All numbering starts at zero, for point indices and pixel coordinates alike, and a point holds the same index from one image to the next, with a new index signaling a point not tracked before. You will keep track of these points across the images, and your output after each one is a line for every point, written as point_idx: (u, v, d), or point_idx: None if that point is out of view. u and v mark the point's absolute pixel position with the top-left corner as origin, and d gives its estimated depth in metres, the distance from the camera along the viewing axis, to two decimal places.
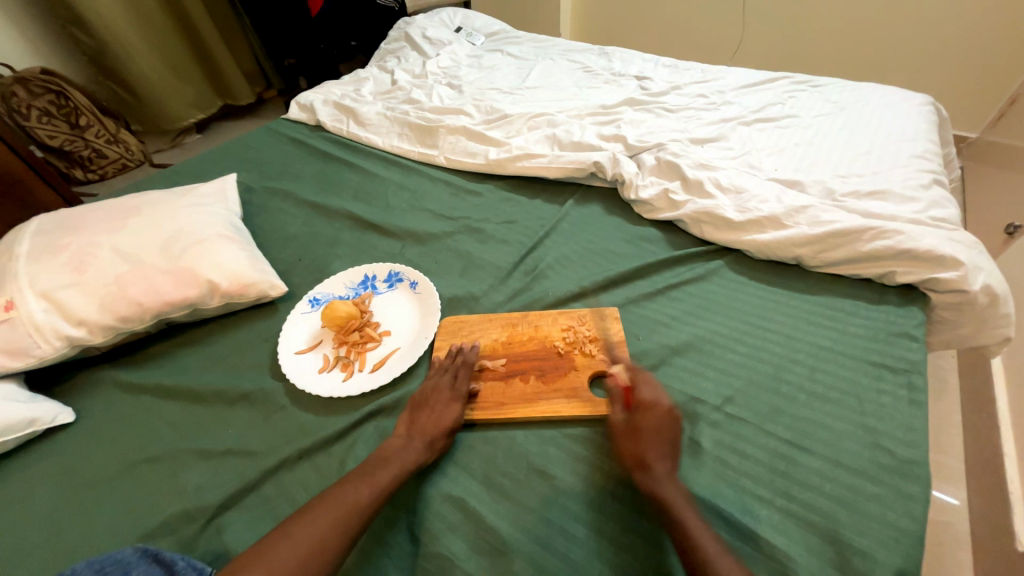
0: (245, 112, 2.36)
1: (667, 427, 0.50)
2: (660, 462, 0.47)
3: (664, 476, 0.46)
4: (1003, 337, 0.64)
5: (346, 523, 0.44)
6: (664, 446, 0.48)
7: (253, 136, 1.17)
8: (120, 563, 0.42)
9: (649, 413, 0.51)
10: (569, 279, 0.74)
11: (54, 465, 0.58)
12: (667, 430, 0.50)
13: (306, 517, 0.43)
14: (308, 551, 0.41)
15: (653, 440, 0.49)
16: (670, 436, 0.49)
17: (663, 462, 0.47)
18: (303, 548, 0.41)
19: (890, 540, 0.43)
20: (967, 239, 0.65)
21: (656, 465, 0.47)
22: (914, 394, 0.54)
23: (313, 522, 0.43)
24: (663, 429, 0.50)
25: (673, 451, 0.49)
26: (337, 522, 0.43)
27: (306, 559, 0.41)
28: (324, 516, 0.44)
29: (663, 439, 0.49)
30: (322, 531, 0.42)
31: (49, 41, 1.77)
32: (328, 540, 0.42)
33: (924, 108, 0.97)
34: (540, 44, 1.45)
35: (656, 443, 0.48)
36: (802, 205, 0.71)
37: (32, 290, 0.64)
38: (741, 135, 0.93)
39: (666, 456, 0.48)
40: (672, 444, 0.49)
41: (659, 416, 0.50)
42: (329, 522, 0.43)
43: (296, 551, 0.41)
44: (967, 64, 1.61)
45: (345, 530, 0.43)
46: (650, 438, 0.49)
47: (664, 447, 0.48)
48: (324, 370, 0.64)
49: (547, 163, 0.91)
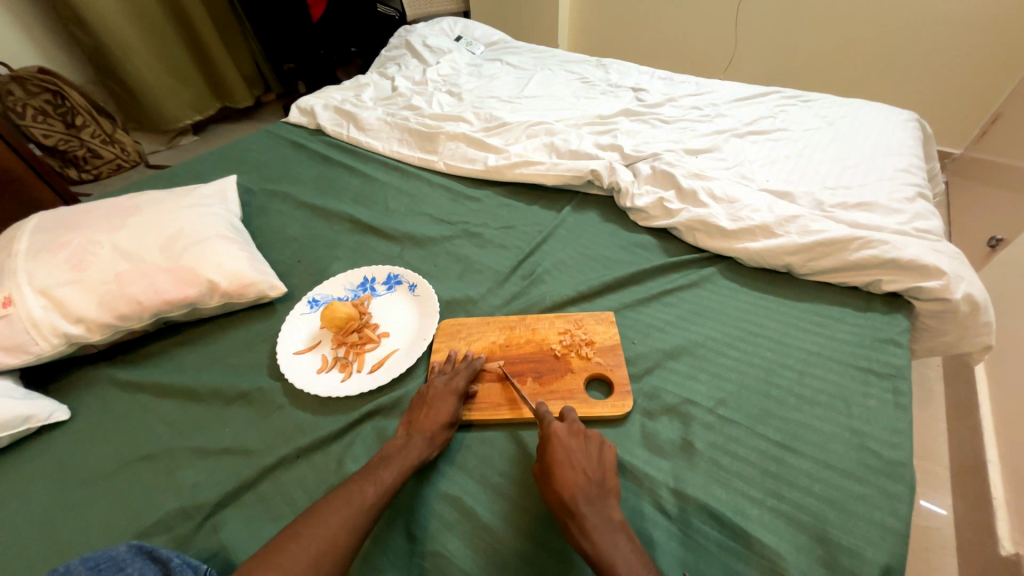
0: (243, 115, 2.37)
1: (596, 467, 0.48)
2: (588, 506, 0.44)
3: (596, 523, 0.43)
4: (985, 345, 0.66)
5: (356, 523, 0.43)
6: (591, 486, 0.46)
7: (253, 139, 1.18)
8: (115, 561, 0.41)
9: (571, 452, 0.49)
10: (566, 284, 0.75)
11: (47, 463, 0.58)
12: (596, 469, 0.48)
13: (317, 516, 0.43)
14: (320, 550, 0.41)
15: (574, 479, 0.46)
16: (598, 476, 0.47)
17: (592, 506, 0.44)
18: (315, 548, 0.41)
19: (876, 538, 0.45)
20: (950, 250, 0.67)
21: (583, 510, 0.44)
22: (899, 397, 0.55)
23: (325, 521, 0.43)
24: (591, 468, 0.48)
25: (606, 493, 0.46)
26: (349, 519, 0.43)
27: (319, 558, 0.40)
28: (334, 515, 0.43)
29: (588, 478, 0.47)
30: (335, 529, 0.42)
31: (48, 40, 1.77)
32: (340, 540, 0.42)
33: (909, 124, 1.01)
34: (539, 54, 1.47)
35: (581, 483, 0.46)
36: (792, 214, 0.73)
37: (31, 287, 0.64)
38: (733, 146, 0.96)
39: (594, 498, 0.45)
40: (603, 485, 0.47)
41: (584, 455, 0.49)
42: (339, 522, 0.43)
43: (309, 550, 0.40)
44: (950, 84, 1.67)
45: (354, 530, 0.43)
46: (572, 478, 0.47)
47: (592, 488, 0.46)
48: (322, 370, 0.65)
49: (545, 170, 0.93)
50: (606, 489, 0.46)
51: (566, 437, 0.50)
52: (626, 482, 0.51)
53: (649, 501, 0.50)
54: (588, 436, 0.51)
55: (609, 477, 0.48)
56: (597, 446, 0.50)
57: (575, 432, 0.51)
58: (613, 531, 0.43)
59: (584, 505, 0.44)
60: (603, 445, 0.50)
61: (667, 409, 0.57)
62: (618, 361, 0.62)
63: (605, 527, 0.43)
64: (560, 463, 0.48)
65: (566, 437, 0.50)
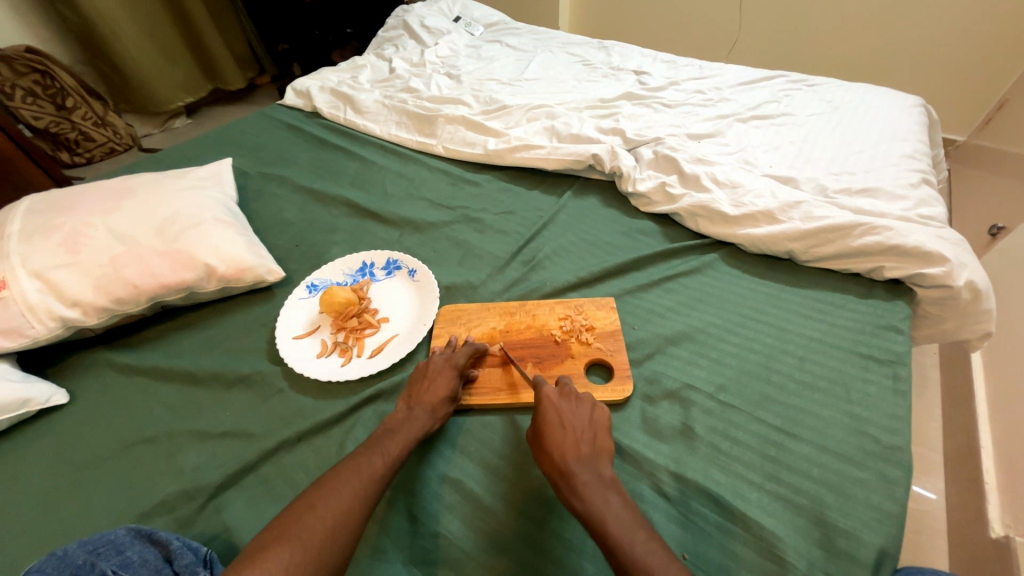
0: (236, 97, 2.32)
1: (588, 428, 0.49)
2: (579, 465, 0.45)
3: (586, 480, 0.44)
4: (985, 332, 0.66)
5: (367, 493, 0.44)
6: (582, 446, 0.47)
7: (248, 121, 1.16)
8: (113, 544, 0.41)
9: (562, 413, 0.50)
10: (566, 269, 0.74)
11: (48, 445, 0.58)
12: (588, 430, 0.49)
13: (328, 488, 0.43)
14: (336, 523, 0.41)
15: (564, 440, 0.47)
16: (590, 437, 0.48)
17: (583, 465, 0.45)
18: (330, 520, 0.41)
19: (873, 521, 0.45)
20: (953, 237, 0.67)
21: (573, 468, 0.45)
22: (898, 383, 0.56)
23: (336, 494, 0.43)
24: (583, 429, 0.49)
25: (598, 452, 0.47)
26: (360, 492, 0.43)
27: (334, 530, 0.40)
28: (344, 487, 0.43)
29: (580, 439, 0.47)
30: (347, 500, 0.42)
31: (34, 18, 1.72)
32: (356, 511, 0.42)
33: (914, 109, 1.00)
34: (539, 36, 1.44)
35: (572, 443, 0.47)
36: (796, 200, 0.73)
37: (25, 269, 0.63)
38: (737, 131, 0.95)
39: (585, 457, 0.46)
40: (595, 444, 0.47)
41: (575, 416, 0.50)
42: (351, 494, 0.43)
43: (328, 522, 0.40)
44: (955, 70, 1.65)
45: (365, 501, 0.43)
46: (562, 438, 0.48)
47: (584, 448, 0.47)
48: (322, 355, 0.64)
49: (546, 154, 0.91)
50: (598, 449, 0.47)
51: (557, 400, 0.51)
52: (626, 466, 0.52)
53: (648, 485, 0.50)
54: (580, 398, 0.52)
55: (600, 437, 0.48)
56: (589, 408, 0.51)
57: (567, 395, 0.52)
58: (605, 488, 0.44)
59: (574, 463, 0.45)
60: (595, 407, 0.51)
61: (668, 394, 0.57)
62: (618, 347, 0.61)
63: (596, 484, 0.44)
64: (551, 424, 0.49)
65: (557, 399, 0.51)
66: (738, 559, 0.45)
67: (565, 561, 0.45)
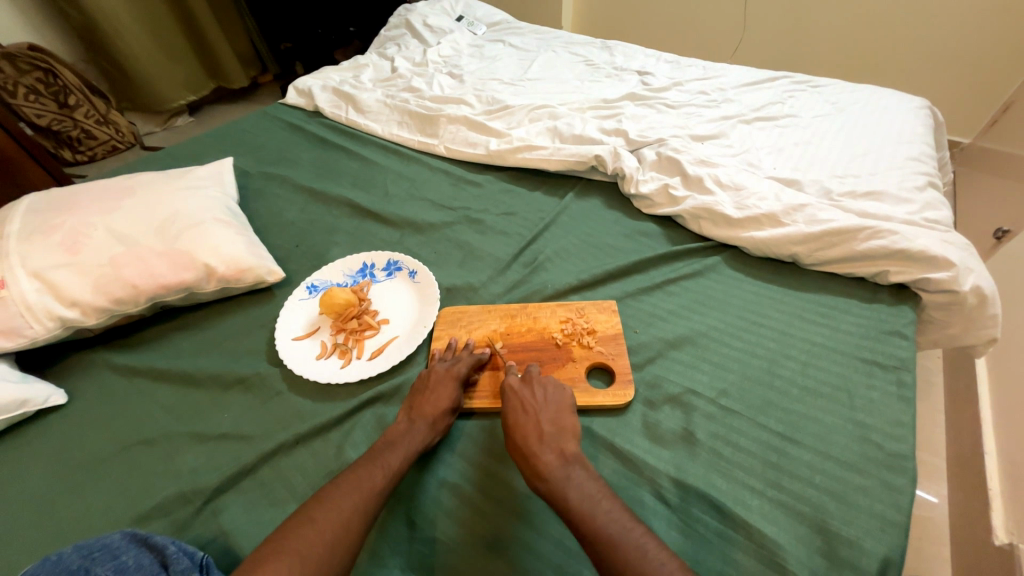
0: (239, 96, 2.32)
1: (551, 410, 0.51)
2: (541, 446, 0.48)
3: (548, 460, 0.46)
4: (991, 337, 0.65)
5: (367, 507, 0.43)
6: (545, 428, 0.49)
7: (249, 120, 1.16)
8: (108, 549, 0.41)
9: (524, 399, 0.53)
10: (568, 272, 0.74)
11: (45, 447, 0.57)
12: (551, 413, 0.51)
13: (328, 501, 0.43)
14: (335, 535, 0.40)
15: (527, 423, 0.50)
16: (554, 418, 0.50)
17: (545, 446, 0.48)
18: (330, 532, 0.40)
19: (875, 530, 0.45)
20: (959, 241, 0.66)
21: (535, 450, 0.47)
22: (902, 390, 0.55)
23: (336, 507, 0.42)
24: (546, 411, 0.51)
25: (562, 430, 0.49)
26: (360, 505, 0.43)
27: (333, 544, 0.40)
28: (345, 499, 0.43)
29: (542, 422, 0.50)
30: (347, 514, 0.42)
31: (37, 15, 1.72)
32: (355, 525, 0.42)
33: (920, 111, 0.99)
34: (542, 35, 1.44)
35: (533, 427, 0.50)
36: (799, 203, 0.72)
37: (24, 269, 0.63)
38: (740, 132, 0.94)
39: (547, 438, 0.48)
40: (557, 425, 0.50)
41: (538, 399, 0.52)
42: (351, 506, 0.43)
43: (325, 537, 0.40)
44: (961, 71, 1.64)
45: (365, 513, 0.43)
46: (525, 423, 0.50)
47: (545, 430, 0.49)
48: (322, 357, 0.64)
49: (548, 155, 0.91)
50: (563, 428, 0.50)
51: (520, 387, 0.54)
52: (626, 472, 0.51)
53: (649, 490, 0.50)
54: (544, 383, 0.54)
55: (564, 415, 0.51)
56: (552, 390, 0.53)
57: (529, 381, 0.55)
58: (567, 466, 0.46)
59: (537, 445, 0.48)
60: (558, 389, 0.53)
61: (669, 399, 0.57)
62: (620, 351, 0.61)
63: (557, 463, 0.46)
64: (513, 411, 0.52)
65: (520, 387, 0.54)
66: (739, 567, 0.44)
67: (563, 566, 0.45)
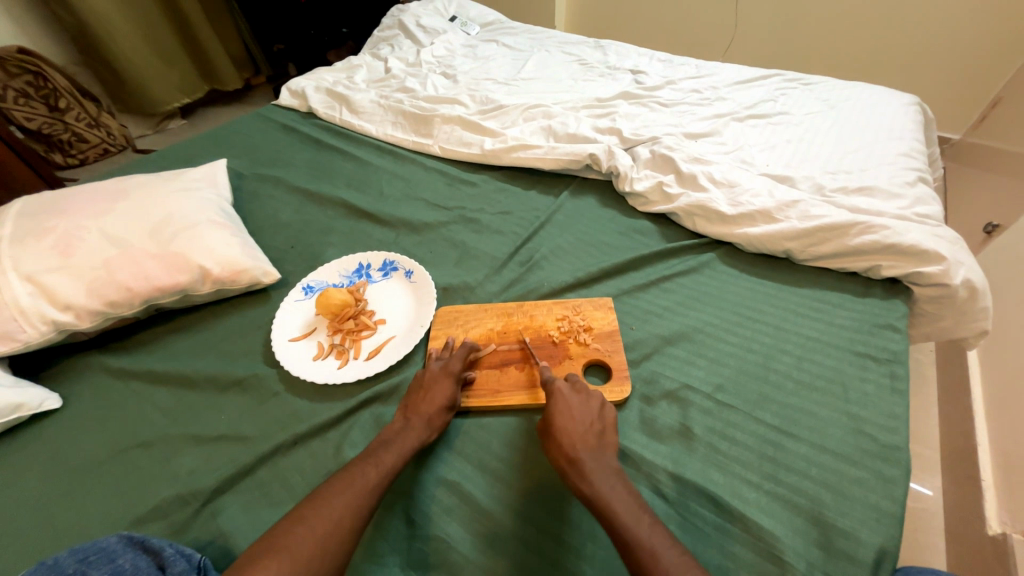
0: (232, 98, 2.31)
1: (596, 421, 0.50)
2: (587, 453, 0.47)
3: (592, 469, 0.45)
4: (982, 329, 0.66)
5: (361, 504, 0.43)
6: (590, 437, 0.48)
7: (242, 121, 1.15)
8: (105, 552, 0.41)
9: (572, 407, 0.51)
10: (563, 270, 0.74)
11: (40, 451, 0.57)
12: (596, 424, 0.50)
13: (322, 498, 0.43)
14: (328, 532, 0.41)
15: (574, 430, 0.49)
16: (599, 428, 0.49)
17: (590, 454, 0.47)
18: (322, 529, 0.41)
19: (871, 520, 0.45)
20: (950, 236, 0.67)
21: (580, 455, 0.47)
22: (896, 382, 0.56)
23: (328, 504, 0.42)
24: (592, 422, 0.50)
25: (604, 445, 0.48)
26: (352, 502, 0.43)
27: (325, 541, 0.40)
28: (337, 497, 0.43)
29: (588, 431, 0.49)
30: (338, 512, 0.42)
31: (28, 18, 1.70)
32: (347, 522, 0.42)
33: (910, 108, 1.00)
34: (535, 35, 1.44)
35: (581, 434, 0.48)
36: (793, 199, 0.73)
37: (16, 273, 0.62)
38: (733, 130, 0.95)
39: (593, 448, 0.47)
40: (601, 438, 0.49)
41: (584, 410, 0.51)
42: (343, 504, 0.43)
43: (317, 534, 0.40)
44: (950, 68, 1.65)
45: (359, 510, 0.43)
46: (572, 428, 0.49)
47: (591, 439, 0.48)
48: (319, 357, 0.64)
49: (542, 154, 0.91)
50: (604, 442, 0.48)
51: (569, 394, 0.53)
52: (624, 468, 0.51)
53: (647, 485, 0.50)
54: (591, 394, 0.53)
55: (608, 431, 0.50)
56: (599, 404, 0.52)
57: (578, 390, 0.53)
58: (610, 475, 0.45)
59: (583, 452, 0.47)
60: (605, 405, 0.52)
61: (666, 394, 0.57)
62: (616, 347, 0.61)
63: (601, 471, 0.45)
64: (560, 414, 0.50)
65: (569, 394, 0.53)
66: (737, 560, 0.44)
67: (563, 563, 0.45)
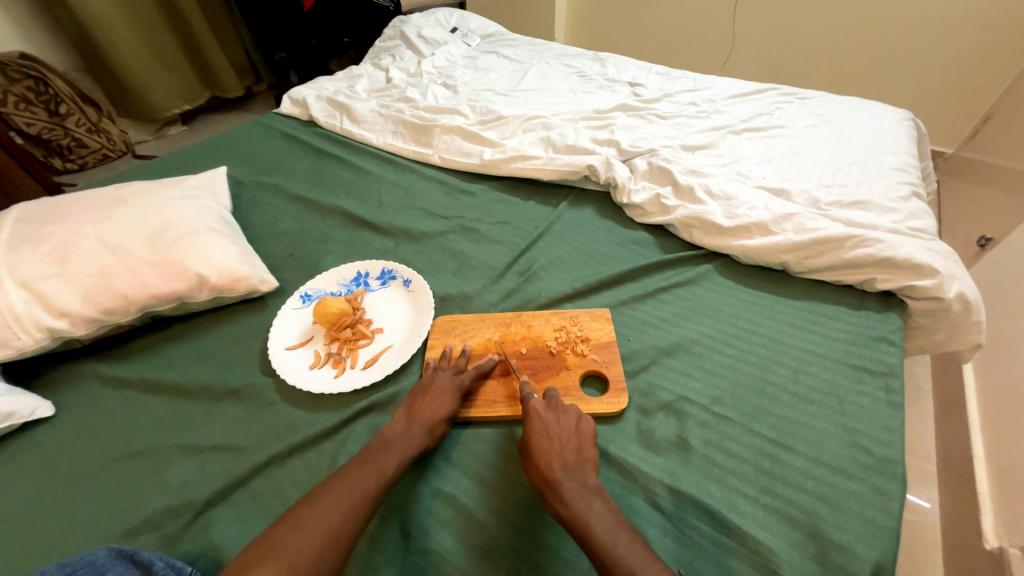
0: (233, 105, 2.33)
1: (574, 437, 0.50)
2: (565, 473, 0.46)
3: (571, 489, 0.45)
4: (976, 343, 0.66)
5: (360, 511, 0.43)
6: (568, 455, 0.48)
7: (243, 129, 1.16)
8: (92, 565, 0.40)
9: (548, 425, 0.51)
10: (561, 280, 0.75)
11: (31, 461, 0.56)
12: (574, 440, 0.50)
13: (320, 504, 0.42)
14: (324, 540, 0.40)
15: (551, 449, 0.48)
16: (576, 445, 0.49)
17: (568, 474, 0.46)
18: (319, 536, 0.40)
19: (867, 534, 0.45)
20: (943, 249, 0.68)
21: (559, 476, 0.46)
22: (891, 396, 0.56)
23: (328, 510, 0.42)
24: (569, 439, 0.50)
25: (583, 462, 0.48)
26: (351, 509, 0.43)
27: (322, 550, 0.40)
28: (337, 503, 0.43)
29: (565, 450, 0.48)
30: (337, 518, 0.42)
31: (31, 25, 1.72)
32: (345, 528, 0.41)
33: (904, 123, 1.01)
34: (535, 47, 1.46)
35: (558, 454, 0.48)
36: (788, 212, 0.73)
37: (12, 280, 0.62)
38: (729, 143, 0.96)
39: (571, 466, 0.47)
40: (580, 455, 0.48)
41: (561, 428, 0.51)
42: (342, 511, 0.42)
43: (313, 541, 0.40)
44: (943, 83, 1.68)
45: (357, 517, 0.42)
46: (548, 449, 0.48)
47: (569, 457, 0.48)
48: (315, 366, 0.64)
49: (541, 165, 0.92)
50: (584, 458, 0.48)
51: (544, 413, 0.52)
52: (621, 480, 0.51)
53: (643, 498, 0.50)
54: (567, 410, 0.53)
55: (587, 447, 0.49)
56: (575, 418, 0.52)
57: (553, 406, 0.53)
58: (588, 494, 0.45)
59: (561, 472, 0.46)
60: (581, 418, 0.52)
61: (663, 406, 0.57)
62: (614, 359, 0.61)
63: (580, 492, 0.45)
64: (537, 435, 0.50)
65: (544, 411, 0.52)
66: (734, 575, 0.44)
67: None
